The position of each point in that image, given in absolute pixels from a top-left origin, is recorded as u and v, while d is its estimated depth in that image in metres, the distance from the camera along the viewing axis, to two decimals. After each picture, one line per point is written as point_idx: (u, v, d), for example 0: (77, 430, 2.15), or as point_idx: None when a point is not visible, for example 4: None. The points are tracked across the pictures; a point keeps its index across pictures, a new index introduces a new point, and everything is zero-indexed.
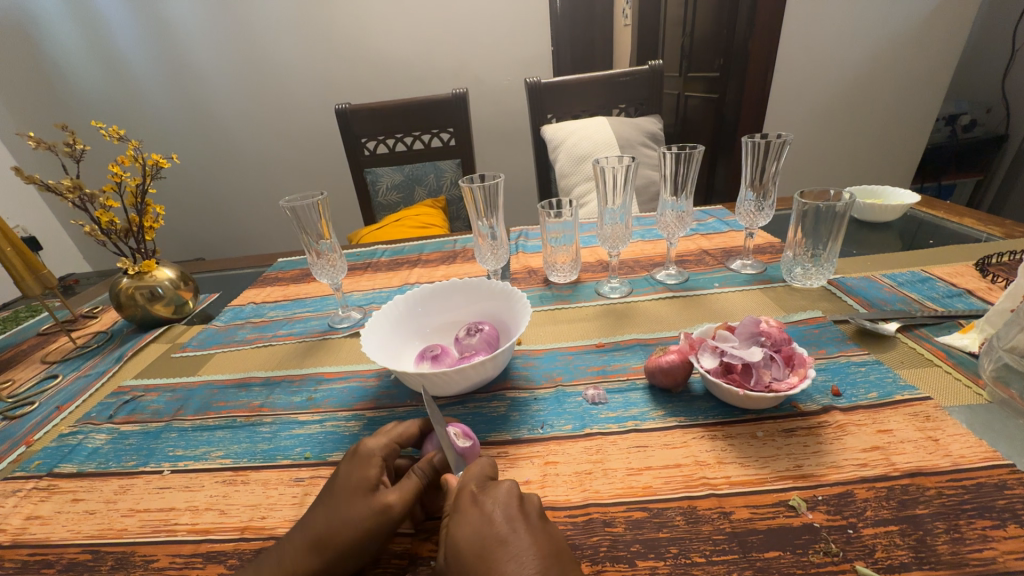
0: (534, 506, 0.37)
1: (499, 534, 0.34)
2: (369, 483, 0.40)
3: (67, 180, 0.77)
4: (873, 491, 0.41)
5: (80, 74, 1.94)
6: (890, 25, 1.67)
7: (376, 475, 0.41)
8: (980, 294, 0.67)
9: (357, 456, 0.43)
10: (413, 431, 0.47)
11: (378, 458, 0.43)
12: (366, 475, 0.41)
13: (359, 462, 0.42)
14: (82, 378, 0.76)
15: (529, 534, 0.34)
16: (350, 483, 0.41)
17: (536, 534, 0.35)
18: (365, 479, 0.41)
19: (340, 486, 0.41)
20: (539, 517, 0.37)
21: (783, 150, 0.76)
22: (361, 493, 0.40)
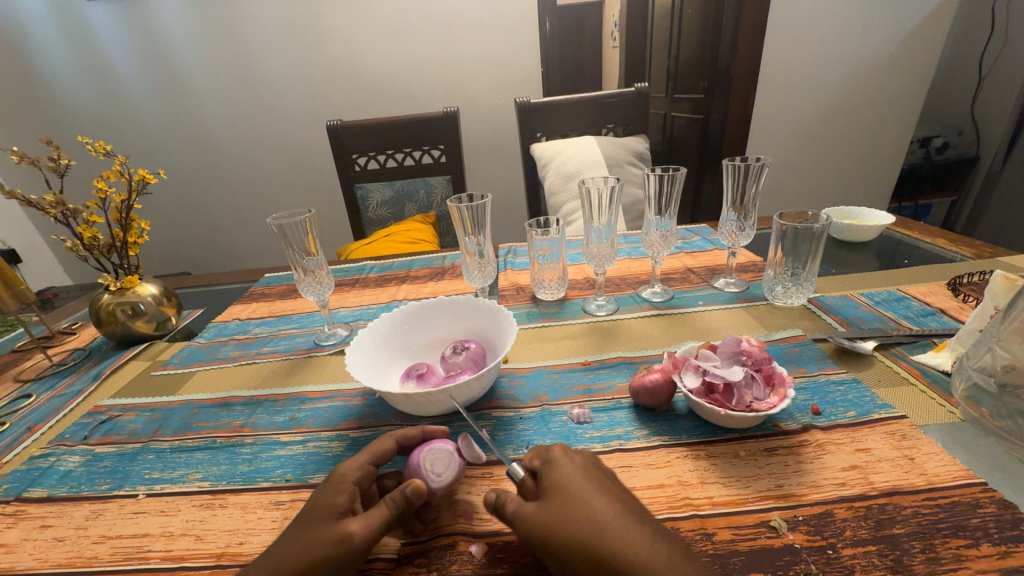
0: (585, 460, 0.42)
1: (548, 485, 0.39)
2: (337, 509, 0.40)
3: (49, 195, 0.76)
4: (851, 511, 0.41)
5: (68, 87, 1.93)
6: (863, 52, 1.75)
7: (344, 503, 0.40)
8: (952, 313, 0.69)
9: (329, 480, 0.42)
10: (390, 447, 0.46)
11: (348, 483, 0.42)
12: (334, 501, 0.40)
13: (333, 484, 0.42)
14: (56, 398, 0.74)
15: (574, 481, 0.39)
16: (319, 506, 0.40)
17: (581, 483, 0.39)
18: (332, 505, 0.40)
19: (307, 511, 0.40)
20: (589, 468, 0.41)
21: (762, 172, 0.79)
22: (324, 522, 0.39)
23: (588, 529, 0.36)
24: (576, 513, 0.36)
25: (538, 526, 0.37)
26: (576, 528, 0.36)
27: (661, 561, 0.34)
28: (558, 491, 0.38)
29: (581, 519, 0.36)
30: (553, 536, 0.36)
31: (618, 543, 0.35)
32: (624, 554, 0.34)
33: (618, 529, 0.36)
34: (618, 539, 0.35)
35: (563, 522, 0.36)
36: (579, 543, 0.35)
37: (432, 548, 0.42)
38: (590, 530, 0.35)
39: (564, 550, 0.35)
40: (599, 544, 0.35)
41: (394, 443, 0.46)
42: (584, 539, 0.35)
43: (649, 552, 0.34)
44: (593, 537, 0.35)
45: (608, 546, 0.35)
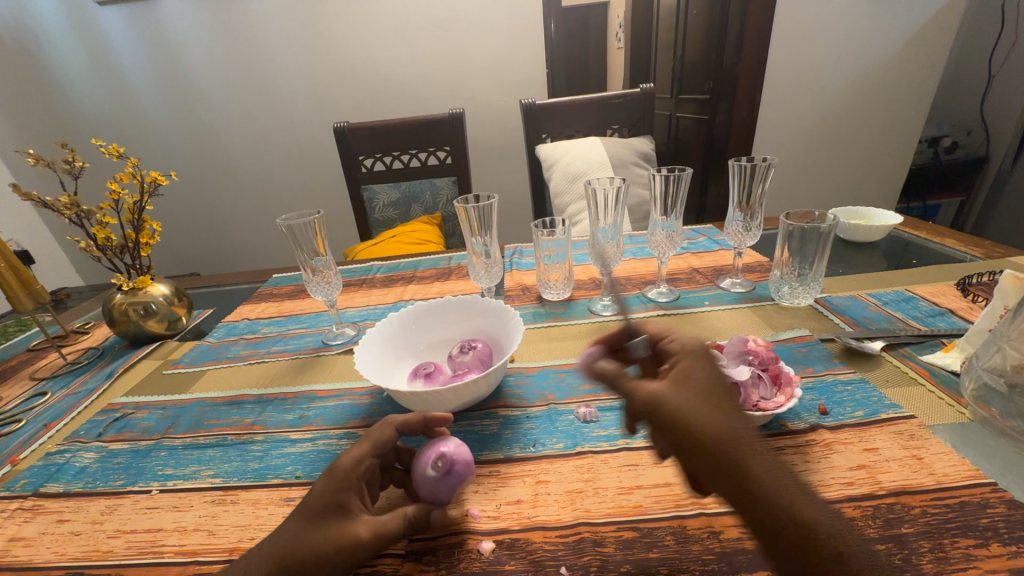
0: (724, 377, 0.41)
1: (688, 383, 0.39)
2: (343, 506, 0.40)
3: (65, 197, 0.77)
4: (859, 510, 0.41)
5: (80, 91, 1.97)
6: (872, 51, 1.74)
7: (349, 500, 0.41)
8: (961, 313, 0.69)
9: (334, 473, 0.42)
10: (389, 436, 0.46)
11: (352, 479, 0.42)
12: (339, 498, 0.41)
13: (339, 480, 0.42)
14: (71, 396, 0.75)
15: (713, 389, 0.39)
16: (322, 503, 0.40)
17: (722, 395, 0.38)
18: (338, 502, 0.40)
19: (310, 506, 0.40)
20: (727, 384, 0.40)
21: (768, 172, 0.79)
22: (331, 520, 0.40)
23: (723, 433, 0.35)
24: (716, 415, 0.36)
25: (673, 409, 0.37)
26: (713, 427, 0.35)
27: (784, 483, 0.33)
28: (697, 395, 0.38)
29: (718, 421, 0.36)
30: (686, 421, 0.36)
31: (749, 455, 0.34)
32: (749, 465, 0.33)
33: (748, 444, 0.35)
34: (750, 452, 0.34)
35: (700, 417, 0.36)
36: (709, 440, 0.35)
37: (441, 546, 0.42)
38: (723, 433, 0.35)
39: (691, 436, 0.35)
40: (730, 446, 0.34)
41: (394, 432, 0.46)
42: (715, 438, 0.35)
43: (774, 473, 0.34)
44: (724, 439, 0.35)
45: (737, 453, 0.34)
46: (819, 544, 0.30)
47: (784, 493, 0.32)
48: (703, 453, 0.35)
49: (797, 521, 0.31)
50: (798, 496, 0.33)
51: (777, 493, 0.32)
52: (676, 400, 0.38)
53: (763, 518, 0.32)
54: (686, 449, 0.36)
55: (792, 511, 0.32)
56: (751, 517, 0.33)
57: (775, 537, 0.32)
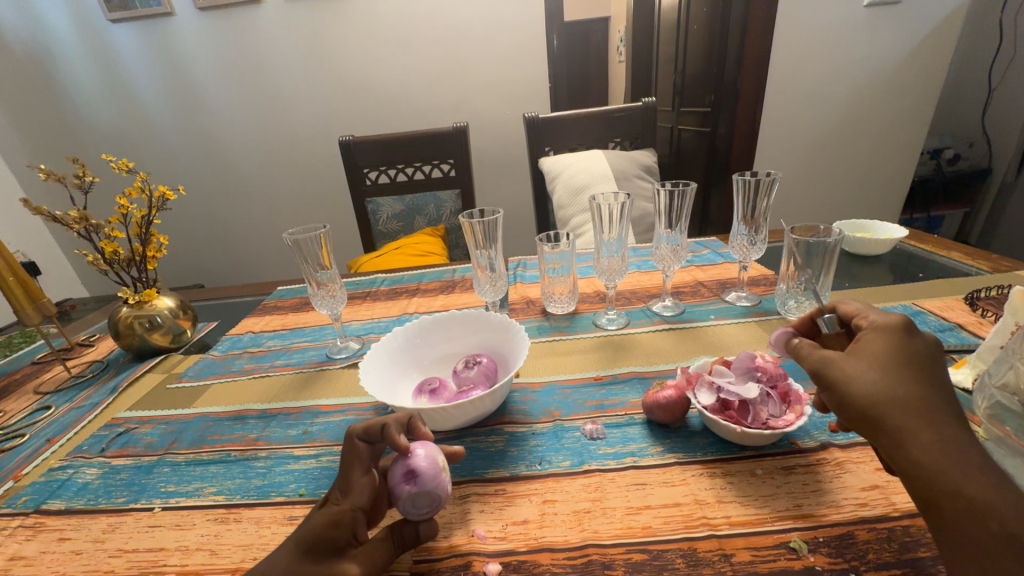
0: (928, 348, 0.39)
1: (867, 351, 0.40)
2: (336, 542, 0.38)
3: (74, 211, 0.78)
4: (874, 532, 0.40)
5: (90, 105, 2.00)
6: (871, 64, 1.76)
7: (343, 537, 0.39)
8: (971, 328, 0.68)
9: (326, 507, 0.40)
10: (365, 451, 0.42)
11: (348, 513, 0.40)
12: (332, 535, 0.38)
13: (332, 513, 0.39)
14: (75, 410, 0.75)
15: (900, 359, 0.38)
16: (316, 538, 0.38)
17: (910, 364, 0.38)
18: (332, 539, 0.38)
19: (303, 539, 0.38)
20: (928, 355, 0.38)
21: (773, 187, 0.79)
22: (323, 558, 0.38)
23: (886, 400, 0.37)
24: (887, 382, 0.37)
25: (832, 371, 0.40)
26: (875, 395, 0.37)
27: (954, 460, 0.33)
28: (869, 362, 0.39)
29: (885, 388, 0.37)
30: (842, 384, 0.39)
31: (913, 424, 0.35)
32: (908, 433, 0.35)
33: (920, 414, 0.36)
34: (914, 423, 0.35)
35: (864, 381, 0.38)
36: (866, 404, 0.37)
37: (445, 567, 0.42)
38: (888, 400, 0.37)
39: (847, 398, 0.39)
40: (887, 412, 0.36)
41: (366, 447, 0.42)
42: (873, 405, 0.37)
43: (943, 447, 0.34)
44: (882, 405, 0.37)
45: (897, 421, 0.36)
46: (986, 521, 0.31)
47: (949, 468, 0.33)
48: (858, 415, 0.38)
49: (957, 494, 0.32)
50: (973, 473, 0.33)
51: (939, 469, 0.33)
52: (844, 367, 0.40)
53: (916, 484, 0.34)
54: (843, 409, 0.39)
55: (953, 486, 0.33)
56: (907, 483, 0.35)
57: (927, 504, 0.34)
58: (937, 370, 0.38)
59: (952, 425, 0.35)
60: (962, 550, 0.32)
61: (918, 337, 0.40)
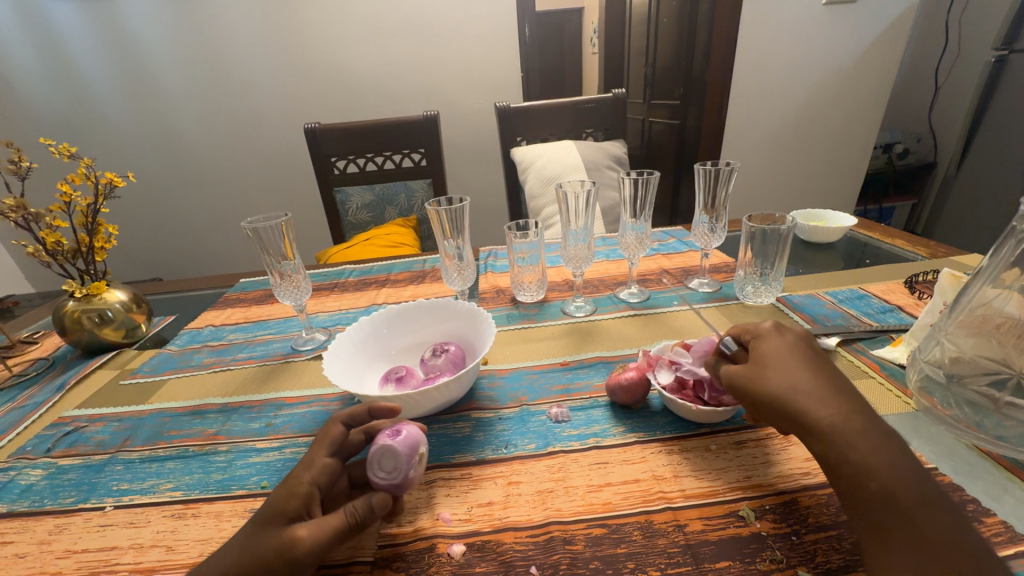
0: (799, 339, 0.45)
1: (760, 354, 0.44)
2: (288, 512, 0.39)
3: (10, 199, 0.73)
4: (815, 498, 0.43)
5: (28, 86, 1.85)
6: (830, 60, 1.83)
7: (295, 507, 0.39)
8: (909, 309, 0.73)
9: (285, 483, 0.41)
10: (338, 432, 0.45)
11: (304, 485, 0.41)
12: (286, 505, 0.39)
13: (289, 487, 0.40)
14: (17, 410, 0.70)
15: (784, 354, 0.43)
16: (272, 510, 0.39)
17: (793, 355, 0.43)
18: (285, 509, 0.39)
19: (262, 514, 0.39)
20: (800, 347, 0.44)
21: (732, 177, 0.82)
22: (275, 525, 0.38)
23: (789, 389, 0.40)
24: (783, 375, 0.41)
25: (742, 380, 0.44)
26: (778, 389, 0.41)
27: (849, 431, 0.37)
28: (765, 362, 0.43)
29: (783, 381, 0.41)
30: (751, 387, 0.42)
31: (812, 406, 0.39)
32: (810, 415, 0.38)
33: (813, 397, 0.39)
34: (813, 405, 0.39)
35: (766, 378, 0.42)
36: (773, 398, 0.41)
37: (410, 551, 0.42)
38: (789, 388, 0.40)
39: (759, 399, 0.42)
40: (792, 400, 0.40)
41: (342, 428, 0.46)
42: (777, 398, 0.40)
43: (840, 421, 0.37)
44: (788, 395, 0.40)
45: (799, 408, 0.39)
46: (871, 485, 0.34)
47: (846, 441, 0.36)
48: (772, 410, 0.41)
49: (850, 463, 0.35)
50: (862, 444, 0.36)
51: (839, 441, 0.36)
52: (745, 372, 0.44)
53: (829, 464, 0.37)
54: (757, 409, 0.42)
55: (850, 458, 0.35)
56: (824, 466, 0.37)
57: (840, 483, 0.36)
58: (813, 358, 0.43)
59: (841, 402, 0.39)
60: (865, 519, 0.34)
61: (786, 334, 0.46)
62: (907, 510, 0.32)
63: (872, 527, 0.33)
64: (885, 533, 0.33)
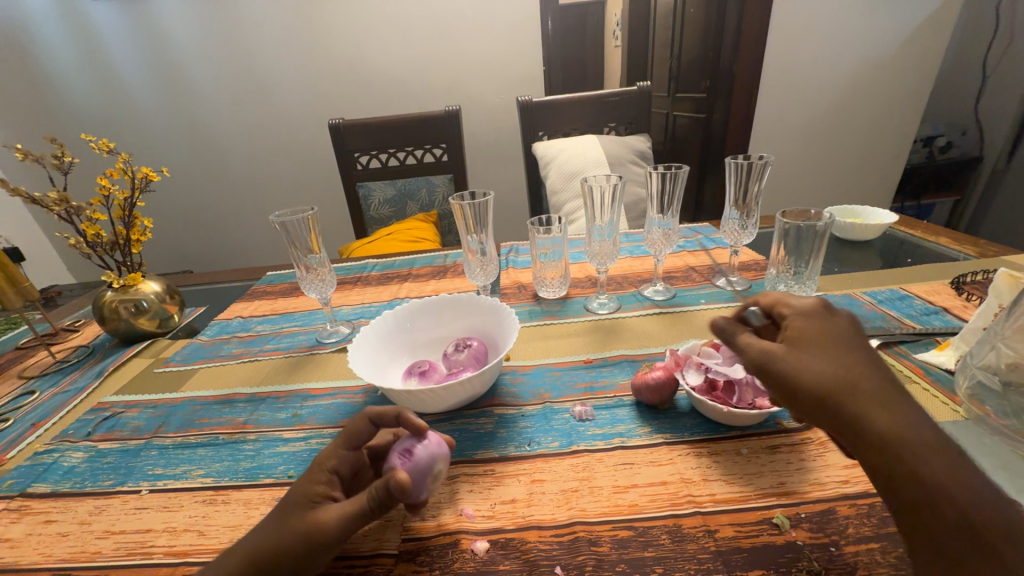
0: (847, 326, 0.41)
1: (798, 340, 0.41)
2: (312, 498, 0.40)
3: (54, 193, 0.76)
4: (855, 508, 0.41)
5: (70, 85, 1.94)
6: (867, 49, 1.74)
7: (319, 492, 0.40)
8: (956, 311, 0.69)
9: (310, 468, 0.42)
10: (363, 428, 0.43)
11: (326, 471, 0.42)
12: (310, 490, 0.40)
13: (313, 473, 0.42)
14: (60, 394, 0.74)
15: (827, 339, 0.40)
16: (296, 494, 0.40)
17: (844, 344, 0.39)
18: (309, 494, 0.40)
19: (288, 497, 0.41)
20: (847, 333, 0.40)
21: (765, 171, 0.79)
22: (299, 510, 0.39)
23: (843, 384, 0.37)
24: (837, 368, 0.38)
25: (776, 364, 0.41)
26: (817, 378, 0.38)
27: (913, 433, 0.33)
28: (804, 348, 0.40)
29: (834, 374, 0.37)
30: (796, 377, 0.39)
31: (858, 401, 0.35)
32: (867, 416, 0.35)
33: (861, 390, 0.36)
34: (871, 402, 0.35)
35: (815, 370, 0.38)
36: (823, 393, 0.37)
37: (434, 546, 0.42)
38: (844, 383, 0.37)
39: (804, 391, 0.38)
40: (847, 397, 0.36)
41: (369, 425, 0.43)
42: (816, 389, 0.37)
43: (892, 419, 0.34)
44: (842, 391, 0.36)
45: (855, 404, 0.36)
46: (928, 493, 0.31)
47: (903, 442, 0.33)
48: (819, 405, 0.37)
49: (911, 468, 0.32)
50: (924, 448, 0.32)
51: (902, 442, 0.33)
52: (779, 356, 0.41)
53: (878, 464, 0.34)
54: (792, 398, 0.39)
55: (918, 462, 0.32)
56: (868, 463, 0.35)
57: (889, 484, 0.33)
58: (861, 346, 0.39)
59: (892, 398, 0.35)
60: (916, 525, 0.32)
61: (834, 319, 0.42)
62: (970, 525, 0.30)
63: (922, 534, 0.32)
64: (937, 544, 0.31)
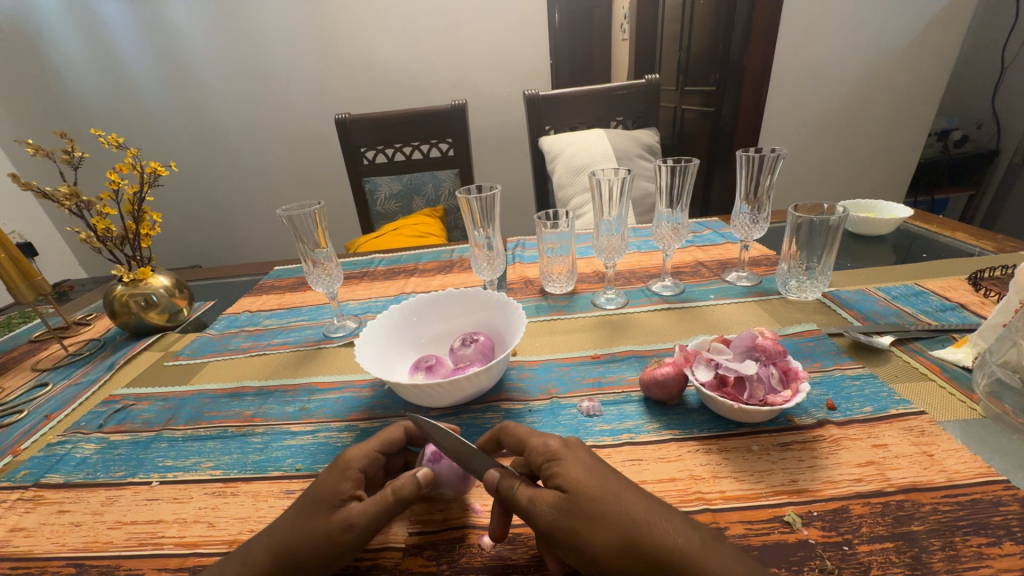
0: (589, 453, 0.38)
1: (576, 488, 0.35)
2: (340, 496, 0.39)
3: (65, 187, 0.76)
4: (868, 507, 0.40)
5: (79, 80, 1.95)
6: (882, 40, 1.71)
7: (348, 491, 0.40)
8: (973, 308, 0.67)
9: (337, 464, 0.42)
10: (397, 436, 0.46)
11: (355, 470, 0.41)
12: (338, 488, 0.40)
13: (341, 470, 0.41)
14: (72, 387, 0.75)
15: (596, 477, 0.36)
16: (323, 492, 0.40)
17: (610, 473, 0.37)
18: (337, 493, 0.40)
19: (313, 493, 0.40)
20: (597, 463, 0.37)
21: (777, 164, 0.77)
22: (327, 508, 0.39)
23: (632, 525, 0.33)
24: (624, 506, 0.34)
25: (573, 529, 0.34)
26: (614, 535, 0.33)
27: (706, 552, 0.32)
28: (585, 497, 0.34)
29: (625, 514, 0.34)
30: (593, 536, 0.33)
31: (663, 531, 0.33)
32: (670, 544, 0.32)
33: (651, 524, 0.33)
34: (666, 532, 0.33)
35: (606, 520, 0.33)
36: (627, 549, 0.32)
37: (441, 541, 0.42)
38: (631, 526, 0.33)
39: (605, 555, 0.33)
40: (645, 537, 0.32)
41: (401, 433, 0.46)
42: (619, 543, 0.33)
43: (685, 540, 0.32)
44: (637, 533, 0.33)
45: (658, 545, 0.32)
46: None
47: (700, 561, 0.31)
48: (626, 560, 0.33)
49: None
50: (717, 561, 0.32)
51: None
52: (570, 517, 0.34)
53: None
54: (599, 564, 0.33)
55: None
56: None
57: None
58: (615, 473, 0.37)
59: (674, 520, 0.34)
60: None
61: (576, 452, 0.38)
62: None
63: None
64: None
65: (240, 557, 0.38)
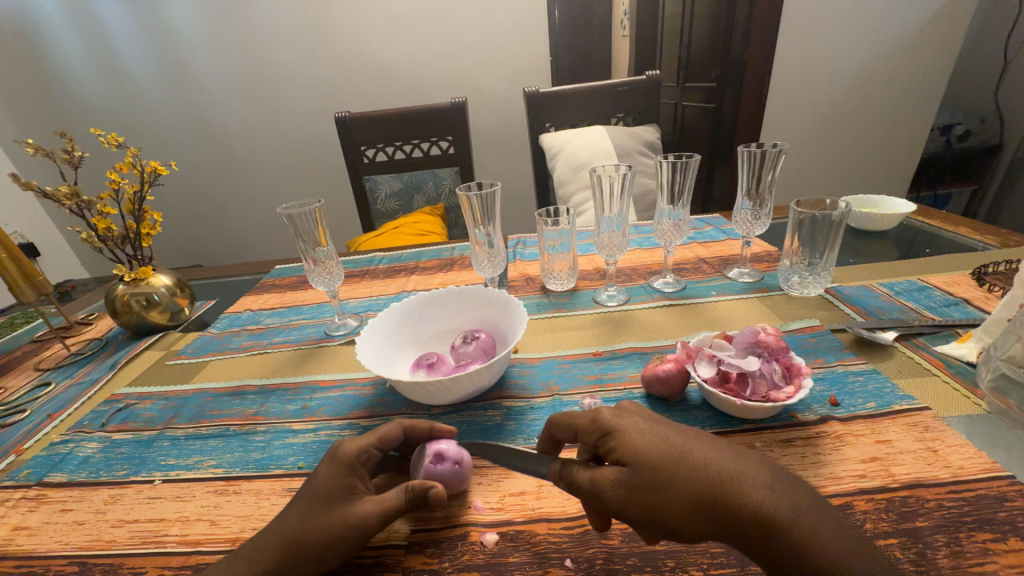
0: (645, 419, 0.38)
1: (637, 456, 0.35)
2: (344, 491, 0.40)
3: (65, 187, 0.76)
4: (872, 503, 0.40)
5: (79, 80, 1.95)
6: (883, 35, 1.69)
7: (353, 486, 0.41)
8: (977, 303, 0.67)
9: (336, 460, 0.42)
10: (395, 433, 0.45)
11: (356, 465, 0.42)
12: (342, 483, 0.41)
13: (341, 466, 0.41)
14: (75, 386, 0.75)
15: (657, 441, 0.35)
16: (327, 488, 0.40)
17: (669, 434, 0.36)
18: (342, 488, 0.40)
19: (316, 490, 0.40)
20: (655, 427, 0.37)
21: (779, 159, 0.76)
22: (333, 504, 0.39)
23: (707, 484, 0.32)
24: (693, 465, 0.33)
25: (644, 500, 0.33)
26: (687, 496, 0.32)
27: (785, 499, 0.31)
28: (650, 463, 0.34)
29: (695, 475, 0.33)
30: (664, 502, 0.33)
31: (741, 485, 0.32)
32: (749, 497, 0.31)
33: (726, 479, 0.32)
34: (743, 484, 0.32)
35: (676, 483, 0.33)
36: (705, 509, 0.32)
37: (443, 538, 0.42)
38: (702, 485, 0.32)
39: (679, 519, 0.32)
40: (722, 495, 0.31)
41: (399, 429, 0.46)
42: (696, 504, 0.32)
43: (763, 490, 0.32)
44: (712, 490, 0.32)
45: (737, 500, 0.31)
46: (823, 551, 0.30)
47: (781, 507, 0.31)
48: (704, 522, 0.32)
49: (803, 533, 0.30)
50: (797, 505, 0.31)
51: (790, 524, 0.30)
52: (639, 485, 0.34)
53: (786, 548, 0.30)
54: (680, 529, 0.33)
55: (816, 537, 0.30)
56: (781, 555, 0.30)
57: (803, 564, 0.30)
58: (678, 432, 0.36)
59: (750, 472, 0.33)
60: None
61: (631, 422, 0.37)
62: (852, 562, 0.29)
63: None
64: None
65: (247, 554, 0.38)
